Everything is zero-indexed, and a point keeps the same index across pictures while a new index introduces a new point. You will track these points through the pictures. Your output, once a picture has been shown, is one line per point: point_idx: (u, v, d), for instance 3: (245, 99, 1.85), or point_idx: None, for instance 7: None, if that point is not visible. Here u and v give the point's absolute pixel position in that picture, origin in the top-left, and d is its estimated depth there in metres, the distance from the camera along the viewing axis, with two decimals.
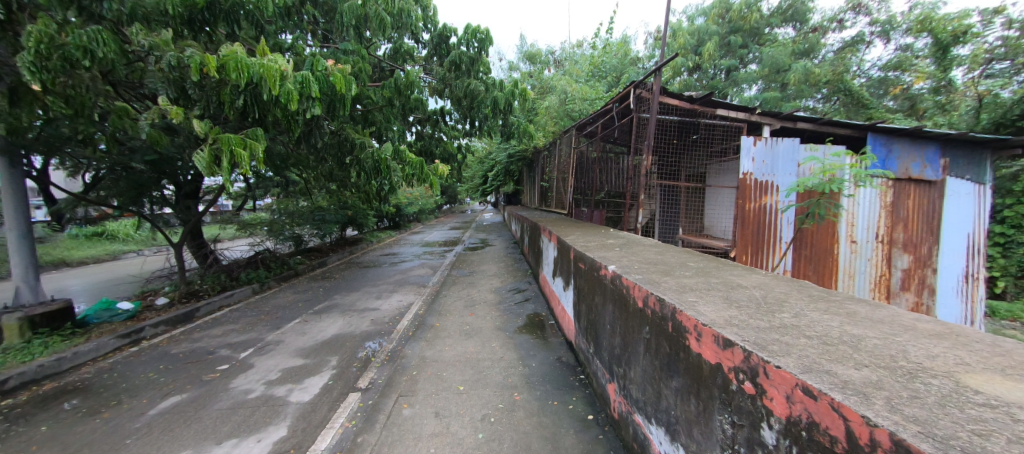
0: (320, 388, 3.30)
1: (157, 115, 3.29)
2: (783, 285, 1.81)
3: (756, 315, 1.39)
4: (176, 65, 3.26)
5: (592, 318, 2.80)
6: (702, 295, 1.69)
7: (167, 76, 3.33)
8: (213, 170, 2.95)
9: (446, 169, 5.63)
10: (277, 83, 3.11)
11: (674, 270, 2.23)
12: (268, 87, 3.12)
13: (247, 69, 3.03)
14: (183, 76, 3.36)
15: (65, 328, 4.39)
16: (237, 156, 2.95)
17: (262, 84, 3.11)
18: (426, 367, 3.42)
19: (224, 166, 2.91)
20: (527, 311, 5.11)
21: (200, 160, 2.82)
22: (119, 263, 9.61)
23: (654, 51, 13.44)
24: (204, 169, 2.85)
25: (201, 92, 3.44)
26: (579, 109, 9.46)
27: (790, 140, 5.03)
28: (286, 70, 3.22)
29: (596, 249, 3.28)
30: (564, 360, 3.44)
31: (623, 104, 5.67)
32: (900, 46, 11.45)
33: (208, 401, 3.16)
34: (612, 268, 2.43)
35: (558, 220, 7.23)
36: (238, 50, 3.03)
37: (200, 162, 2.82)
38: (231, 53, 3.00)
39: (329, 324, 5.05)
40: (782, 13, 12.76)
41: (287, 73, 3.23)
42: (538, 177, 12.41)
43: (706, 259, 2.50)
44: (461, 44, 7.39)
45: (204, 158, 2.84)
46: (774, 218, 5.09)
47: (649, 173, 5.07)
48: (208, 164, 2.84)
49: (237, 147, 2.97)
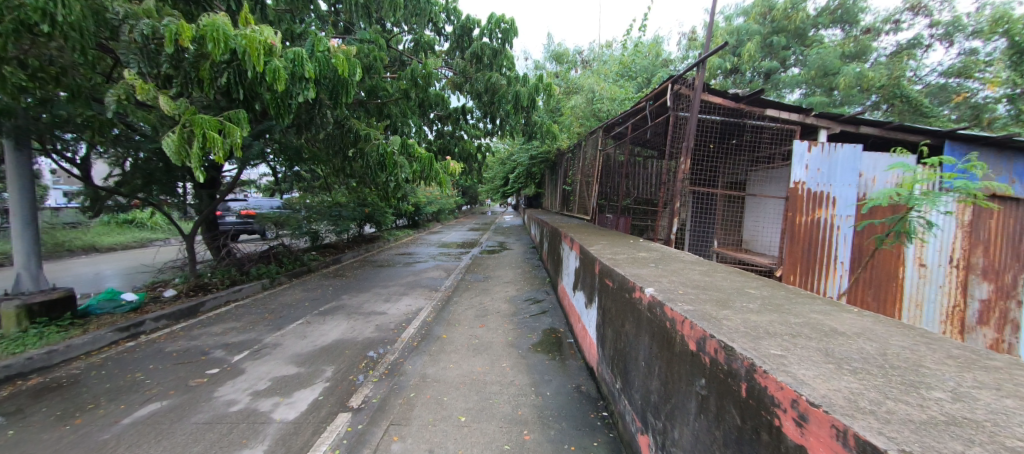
0: (308, 404, 2.97)
1: (123, 90, 3.16)
2: (900, 335, 1.30)
3: (895, 393, 0.90)
4: (150, 35, 3.19)
5: (621, 347, 2.33)
6: (789, 345, 1.19)
7: (140, 48, 3.25)
8: (184, 153, 2.76)
9: (458, 167, 5.33)
10: (261, 57, 2.89)
11: (734, 299, 1.75)
12: (252, 64, 2.91)
13: (228, 41, 2.84)
14: (159, 49, 3.30)
15: (64, 318, 4.32)
16: (210, 141, 2.72)
17: (245, 57, 2.89)
18: (426, 389, 3.03)
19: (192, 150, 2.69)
20: (544, 325, 4.66)
21: (169, 144, 2.67)
22: (122, 256, 9.56)
23: (689, 52, 12.73)
24: (173, 152, 2.69)
25: (175, 63, 3.31)
26: (607, 109, 8.96)
27: (851, 147, 4.43)
28: (273, 44, 3.01)
29: (626, 264, 2.80)
30: (584, 390, 2.98)
31: (657, 102, 5.18)
32: (965, 50, 10.33)
33: (186, 412, 2.90)
34: (649, 290, 1.96)
35: (580, 227, 6.76)
36: (220, 20, 2.84)
37: (168, 147, 2.68)
38: (212, 22, 2.81)
39: (332, 327, 4.77)
40: (831, 13, 11.80)
41: (274, 47, 3.02)
42: (560, 180, 11.92)
43: (772, 287, 1.99)
44: (484, 35, 7.05)
45: (173, 141, 2.68)
46: (829, 234, 4.53)
47: (687, 178, 4.53)
48: (178, 149, 2.64)
49: (211, 131, 2.75)
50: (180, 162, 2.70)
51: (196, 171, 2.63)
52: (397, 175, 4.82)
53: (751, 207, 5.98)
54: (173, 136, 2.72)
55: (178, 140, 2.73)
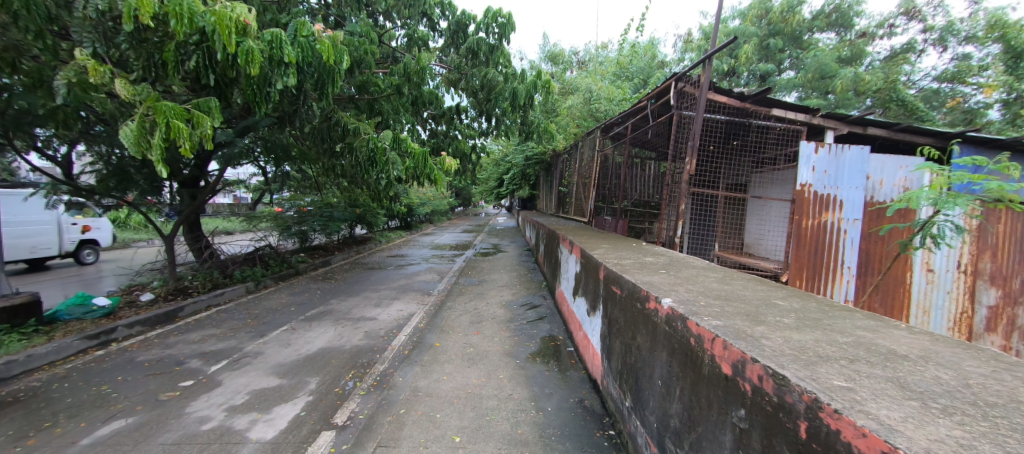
0: (288, 421, 2.72)
1: (75, 70, 2.90)
2: (971, 359, 1.12)
3: (1016, 445, 0.71)
4: (107, 10, 2.96)
5: (632, 362, 2.13)
6: (851, 374, 1.00)
7: (98, 26, 3.03)
8: (144, 145, 2.53)
9: (453, 165, 5.10)
10: (231, 36, 2.68)
11: (766, 312, 1.56)
12: (221, 43, 2.72)
13: (194, 18, 2.63)
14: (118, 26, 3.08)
15: (27, 325, 4.02)
16: (173, 130, 2.52)
17: (215, 37, 2.70)
18: (417, 405, 2.80)
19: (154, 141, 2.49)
20: (542, 332, 4.45)
21: (126, 133, 2.44)
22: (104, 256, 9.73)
23: (685, 54, 12.62)
24: (130, 143, 2.44)
25: (135, 42, 3.10)
26: (604, 110, 8.78)
27: (858, 148, 4.31)
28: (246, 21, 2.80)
29: (635, 269, 2.61)
30: (588, 404, 2.78)
31: (659, 101, 5.01)
32: (958, 56, 10.34)
33: (154, 431, 2.64)
34: (667, 301, 1.77)
35: (578, 229, 6.59)
36: None
37: (127, 136, 2.45)
38: None
39: (318, 334, 4.51)
40: (826, 17, 11.79)
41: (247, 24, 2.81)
42: (556, 182, 11.73)
43: (801, 297, 1.81)
44: (481, 30, 6.85)
45: (131, 131, 2.46)
46: (836, 238, 4.39)
47: (692, 179, 4.35)
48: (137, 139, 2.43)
49: (176, 120, 2.54)
50: (139, 153, 2.49)
51: (157, 163, 2.39)
52: (388, 172, 4.61)
53: (754, 209, 5.84)
54: (133, 125, 2.51)
55: (138, 130, 2.50)
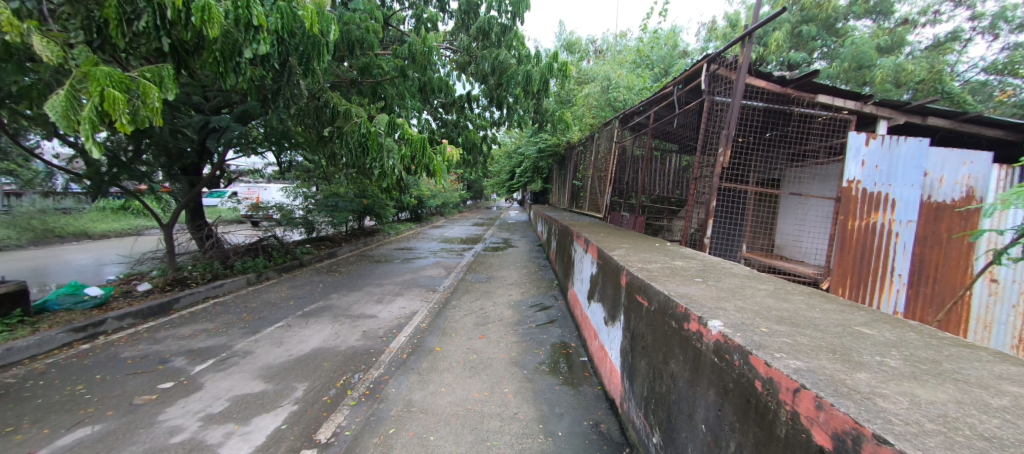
0: (266, 436, 2.43)
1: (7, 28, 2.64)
2: None
3: None
4: None
5: (664, 390, 1.75)
6: None
7: None
8: (72, 120, 2.31)
9: (457, 153, 4.70)
10: None
11: (860, 350, 1.16)
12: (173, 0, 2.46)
13: None
14: None
15: (12, 314, 3.85)
16: (107, 99, 2.34)
17: None
18: (408, 423, 2.48)
19: (85, 113, 2.28)
20: (551, 338, 4.09)
21: (52, 104, 2.25)
22: (111, 242, 10.27)
23: (709, 43, 11.88)
24: (57, 115, 2.26)
25: None
26: (623, 99, 8.25)
27: (916, 140, 3.77)
28: None
29: (665, 278, 2.20)
30: (604, 430, 2.42)
31: (688, 86, 4.54)
32: (1011, 45, 9.37)
33: (119, 442, 2.36)
34: (715, 325, 1.38)
35: (592, 226, 6.09)
36: None
37: (52, 109, 2.25)
38: None
39: (314, 333, 4.24)
40: (865, 3, 10.86)
41: None
42: (570, 176, 11.29)
43: (891, 326, 1.40)
44: (493, 10, 6.42)
45: (58, 102, 2.26)
46: (885, 242, 3.87)
47: (725, 173, 3.85)
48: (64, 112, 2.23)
49: (112, 89, 2.38)
50: (67, 127, 2.26)
51: (86, 142, 2.19)
52: (383, 160, 4.28)
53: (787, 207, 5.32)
54: (58, 97, 2.30)
55: (65, 101, 2.30)
